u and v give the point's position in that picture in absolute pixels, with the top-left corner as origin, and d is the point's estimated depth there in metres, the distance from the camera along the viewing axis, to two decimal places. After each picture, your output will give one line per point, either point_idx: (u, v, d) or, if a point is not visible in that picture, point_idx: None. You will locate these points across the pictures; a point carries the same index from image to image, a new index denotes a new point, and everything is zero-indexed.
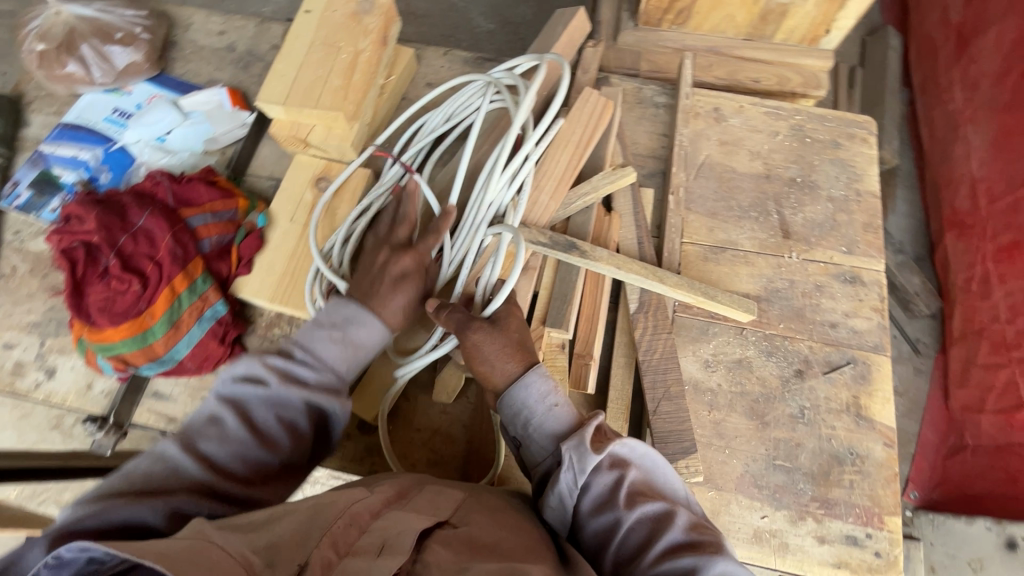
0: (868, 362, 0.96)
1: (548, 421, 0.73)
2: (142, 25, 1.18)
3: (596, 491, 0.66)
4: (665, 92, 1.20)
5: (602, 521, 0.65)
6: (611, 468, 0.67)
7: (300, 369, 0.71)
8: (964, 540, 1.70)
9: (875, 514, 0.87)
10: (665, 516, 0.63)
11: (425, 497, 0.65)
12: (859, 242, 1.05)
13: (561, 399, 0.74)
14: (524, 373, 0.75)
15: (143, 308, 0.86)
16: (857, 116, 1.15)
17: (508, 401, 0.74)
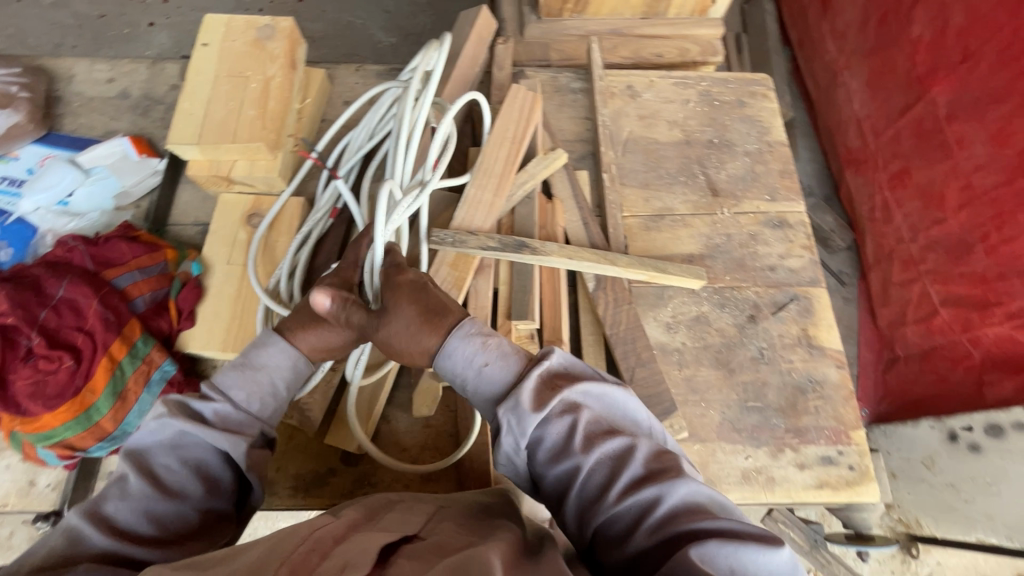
0: (809, 296, 1.04)
1: (490, 372, 0.64)
2: (19, 83, 1.08)
3: (549, 442, 0.60)
4: (580, 77, 1.24)
5: (559, 472, 0.59)
6: (560, 414, 0.60)
7: (205, 407, 0.64)
8: (911, 441, 1.84)
9: (842, 431, 0.94)
10: (622, 451, 0.58)
11: (394, 515, 0.64)
12: (779, 189, 1.13)
13: (502, 345, 0.65)
14: (455, 324, 0.65)
15: (80, 384, 0.79)
16: (754, 75, 1.24)
17: (444, 358, 0.65)
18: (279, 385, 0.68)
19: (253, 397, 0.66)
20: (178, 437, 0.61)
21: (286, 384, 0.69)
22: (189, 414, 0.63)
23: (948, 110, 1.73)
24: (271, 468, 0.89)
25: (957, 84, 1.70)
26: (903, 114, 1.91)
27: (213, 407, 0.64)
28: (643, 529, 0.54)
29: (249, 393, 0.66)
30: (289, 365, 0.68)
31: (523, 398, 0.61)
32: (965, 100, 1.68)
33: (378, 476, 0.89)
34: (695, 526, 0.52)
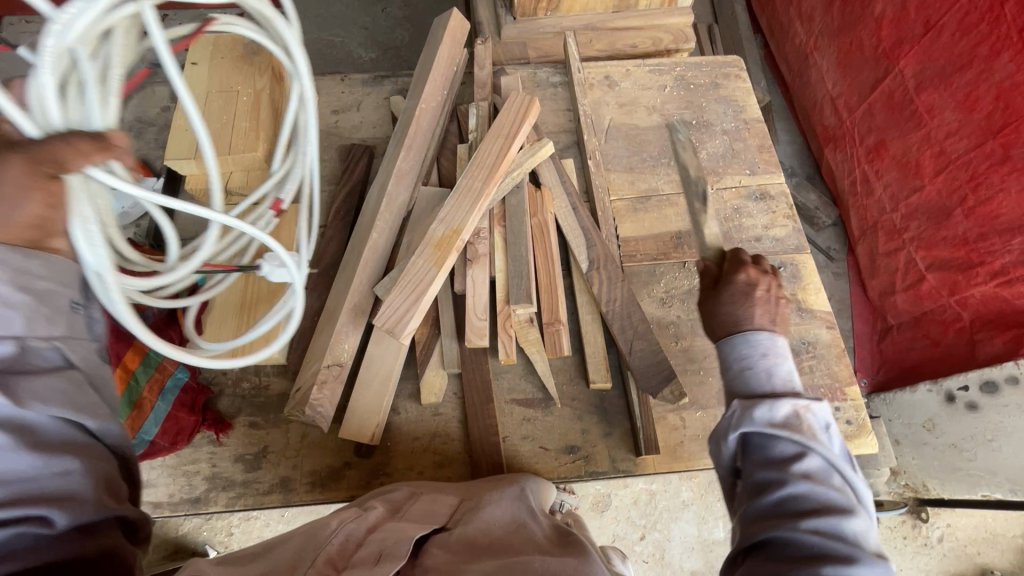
0: (795, 263, 1.08)
1: (749, 374, 0.63)
2: None
3: (774, 452, 0.58)
4: (559, 72, 1.28)
5: (762, 480, 0.57)
6: (794, 438, 0.57)
7: None
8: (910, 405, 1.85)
9: (836, 388, 0.97)
10: (839, 505, 0.54)
11: (420, 508, 0.70)
12: (758, 163, 1.17)
13: (790, 368, 0.63)
14: (753, 331, 0.66)
15: None
16: (725, 57, 1.29)
17: (721, 348, 0.67)
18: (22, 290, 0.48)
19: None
20: None
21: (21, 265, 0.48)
22: None
23: (916, 81, 1.79)
24: (288, 466, 0.91)
25: (923, 56, 1.76)
26: (874, 89, 1.96)
27: None
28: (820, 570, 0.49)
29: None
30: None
31: (767, 403, 0.60)
32: (931, 70, 1.74)
33: (393, 466, 0.92)
34: None
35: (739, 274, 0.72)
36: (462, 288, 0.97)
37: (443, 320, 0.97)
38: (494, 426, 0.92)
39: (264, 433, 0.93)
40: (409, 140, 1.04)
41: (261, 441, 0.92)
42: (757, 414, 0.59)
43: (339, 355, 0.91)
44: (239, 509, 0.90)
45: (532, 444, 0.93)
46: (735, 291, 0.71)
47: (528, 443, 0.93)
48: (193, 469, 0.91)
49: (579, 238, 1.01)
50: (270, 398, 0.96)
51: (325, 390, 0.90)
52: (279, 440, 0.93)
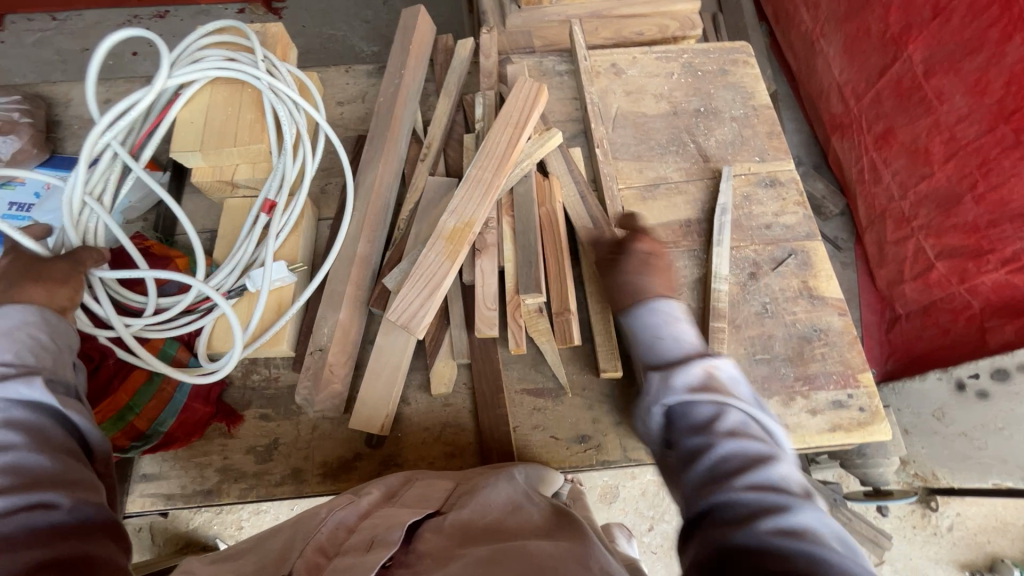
0: (806, 250, 1.07)
1: (657, 348, 0.69)
2: (19, 109, 1.09)
3: (695, 417, 0.61)
4: (565, 60, 1.26)
5: (691, 445, 0.59)
6: (711, 400, 0.61)
7: None
8: (919, 394, 1.83)
9: (849, 374, 0.96)
10: (762, 454, 0.56)
11: (415, 493, 0.71)
12: (768, 150, 1.16)
13: (687, 331, 0.70)
14: (650, 302, 0.73)
15: (117, 386, 0.86)
16: (733, 43, 1.27)
17: (628, 324, 0.73)
18: (36, 332, 0.61)
19: (20, 350, 0.59)
20: None
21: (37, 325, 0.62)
22: None
23: (924, 67, 1.77)
24: (299, 457, 0.91)
25: (932, 40, 1.73)
26: (882, 76, 1.94)
27: None
28: (755, 523, 0.51)
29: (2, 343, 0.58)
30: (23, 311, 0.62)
31: (681, 372, 0.64)
32: (940, 54, 1.71)
33: (403, 456, 0.92)
34: (823, 559, 0.47)
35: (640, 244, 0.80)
36: (470, 278, 0.96)
37: (452, 310, 0.97)
38: (504, 415, 0.92)
39: (275, 425, 0.93)
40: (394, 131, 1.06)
41: (272, 432, 0.93)
42: (674, 382, 0.63)
43: (320, 341, 0.92)
44: (250, 500, 0.90)
45: (542, 433, 0.93)
46: (636, 261, 0.78)
47: (538, 432, 0.93)
48: (204, 461, 0.91)
49: (587, 227, 1.00)
50: (280, 390, 0.96)
51: (322, 380, 0.88)
52: (290, 432, 0.93)
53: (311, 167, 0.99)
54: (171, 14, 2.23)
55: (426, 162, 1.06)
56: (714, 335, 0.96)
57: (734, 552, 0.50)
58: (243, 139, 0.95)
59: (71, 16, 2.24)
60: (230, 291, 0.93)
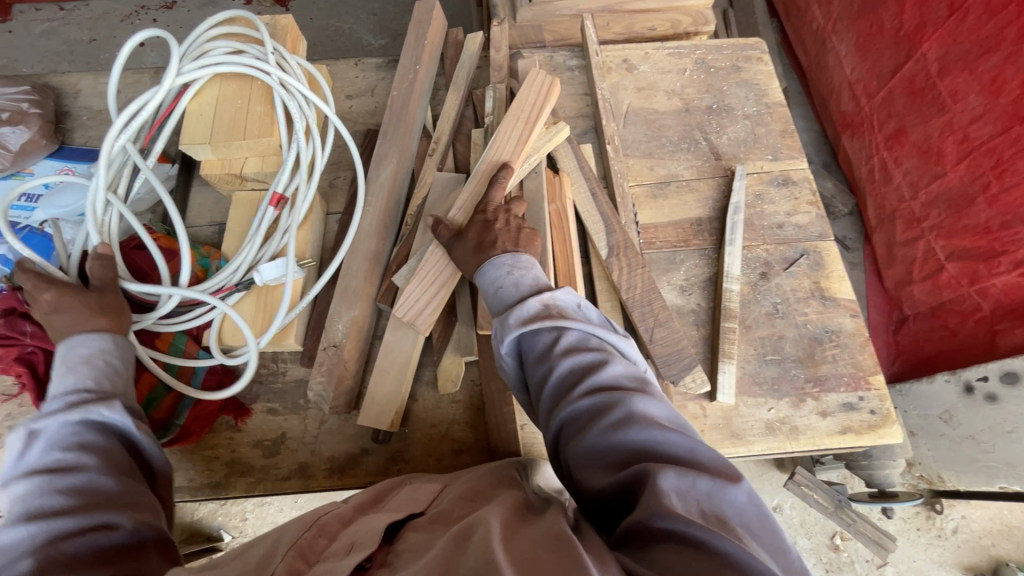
0: (819, 250, 1.05)
1: (501, 298, 0.74)
2: (28, 100, 1.08)
3: (538, 348, 0.66)
4: (576, 54, 1.25)
5: (540, 373, 0.64)
6: (547, 329, 0.66)
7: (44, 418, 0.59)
8: (925, 396, 1.81)
9: (860, 377, 0.95)
10: (598, 362, 0.61)
11: (403, 496, 0.68)
12: (781, 148, 1.15)
13: (529, 275, 0.75)
14: (495, 257, 0.79)
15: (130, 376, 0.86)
16: (747, 39, 1.26)
17: (478, 282, 0.78)
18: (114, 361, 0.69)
19: (98, 375, 0.66)
20: (36, 447, 0.57)
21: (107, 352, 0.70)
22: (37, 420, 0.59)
23: (939, 65, 1.75)
24: (306, 451, 0.91)
25: (946, 39, 1.71)
26: (895, 74, 1.92)
27: (52, 404, 0.61)
28: (598, 422, 0.54)
29: (82, 371, 0.65)
30: (99, 340, 0.70)
31: (517, 310, 0.69)
32: (954, 53, 1.69)
33: (410, 453, 0.92)
34: (654, 442, 0.50)
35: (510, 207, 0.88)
36: None
37: (460, 307, 0.96)
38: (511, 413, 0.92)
39: (282, 419, 0.93)
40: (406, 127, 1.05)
41: (279, 426, 0.92)
42: (516, 321, 0.68)
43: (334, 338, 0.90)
44: (257, 494, 0.90)
45: None
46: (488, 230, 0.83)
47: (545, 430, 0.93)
48: (212, 455, 0.91)
49: (598, 224, 0.99)
50: (287, 385, 0.95)
51: (326, 375, 0.89)
52: (297, 426, 0.93)
53: (322, 159, 0.98)
54: (178, 5, 2.22)
55: (435, 157, 1.05)
56: (724, 336, 0.95)
57: (584, 457, 0.53)
58: (253, 131, 0.95)
59: (78, 6, 2.23)
60: (237, 282, 0.92)
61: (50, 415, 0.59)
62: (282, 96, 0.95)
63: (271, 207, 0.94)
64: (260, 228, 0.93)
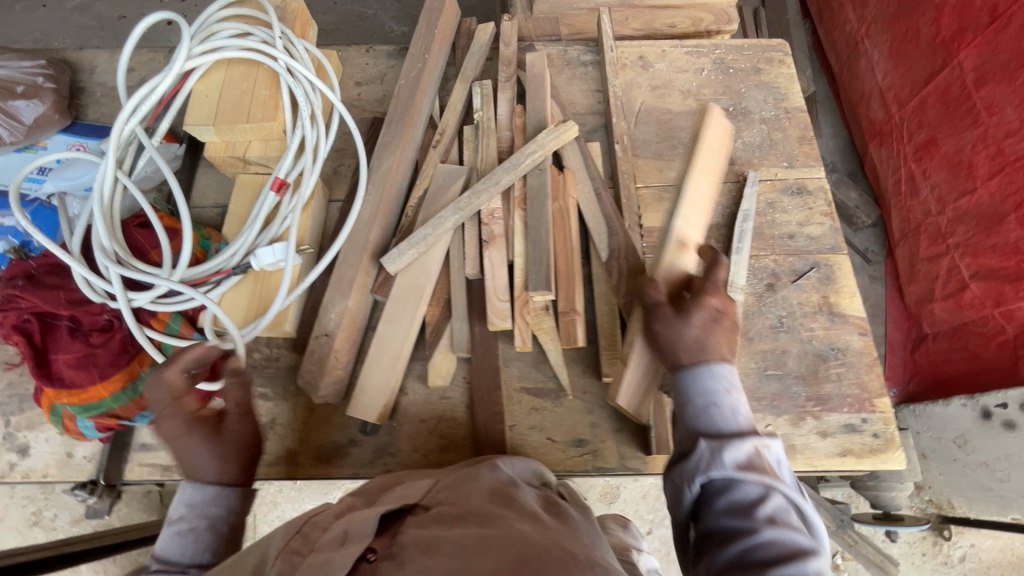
0: (830, 263, 1.02)
1: (705, 419, 0.67)
2: (44, 74, 1.10)
3: (738, 495, 0.61)
4: (590, 50, 1.22)
5: (733, 526, 0.59)
6: (750, 481, 0.61)
7: None
8: (941, 419, 1.78)
9: (865, 398, 0.92)
10: (801, 550, 0.57)
11: (396, 494, 0.69)
12: (797, 155, 1.11)
13: (741, 400, 0.67)
14: (714, 362, 0.69)
15: (132, 354, 0.86)
16: (770, 41, 1.22)
17: (686, 383, 0.69)
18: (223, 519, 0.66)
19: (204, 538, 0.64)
20: None
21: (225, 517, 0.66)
22: None
23: (975, 75, 1.67)
24: (294, 439, 0.91)
25: (985, 47, 1.63)
26: (928, 82, 1.84)
27: None
28: None
29: (199, 538, 0.64)
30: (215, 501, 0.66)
31: (732, 445, 0.63)
32: (993, 63, 1.61)
33: (397, 446, 0.91)
34: None
35: (714, 296, 0.74)
36: (475, 272, 0.95)
37: (455, 302, 0.95)
38: (500, 412, 0.90)
39: (272, 405, 0.93)
40: (415, 116, 1.04)
41: (269, 412, 0.92)
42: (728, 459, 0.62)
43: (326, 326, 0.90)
44: None
45: (541, 436, 0.91)
46: (702, 319, 0.72)
47: (535, 432, 0.91)
48: None
49: (602, 226, 0.97)
50: (280, 370, 0.95)
51: (315, 363, 0.89)
52: (287, 413, 0.93)
53: (325, 146, 0.97)
54: None
55: (438, 148, 1.04)
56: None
57: None
58: (257, 115, 0.94)
59: None
60: (234, 266, 0.92)
61: None
62: (288, 81, 0.94)
63: (274, 191, 0.93)
64: (261, 212, 0.92)
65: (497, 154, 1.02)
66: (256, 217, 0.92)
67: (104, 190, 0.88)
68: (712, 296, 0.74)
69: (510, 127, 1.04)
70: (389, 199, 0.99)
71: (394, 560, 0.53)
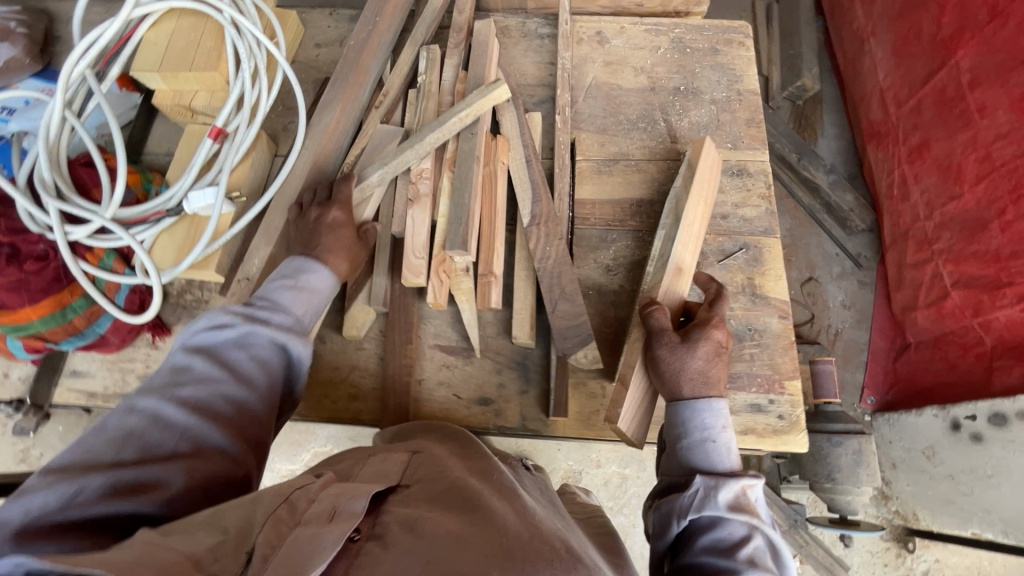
0: (760, 245, 1.01)
1: (700, 453, 0.72)
2: (18, 20, 1.15)
3: (721, 533, 0.65)
4: (549, 23, 1.22)
5: (711, 561, 0.63)
6: (737, 522, 0.65)
7: (264, 314, 0.70)
8: (912, 429, 1.69)
9: (775, 380, 0.91)
10: None
11: (371, 469, 0.64)
12: (743, 137, 1.10)
13: (734, 442, 0.73)
14: (709, 397, 0.74)
15: (64, 284, 0.90)
16: (731, 22, 1.19)
17: (684, 414, 0.73)
18: (322, 300, 0.79)
19: (301, 305, 0.75)
20: (236, 334, 0.66)
21: (324, 303, 0.81)
22: (252, 317, 0.69)
23: (970, 76, 1.54)
24: None
25: (982, 47, 1.50)
26: (925, 82, 1.69)
27: (273, 313, 0.71)
28: None
29: (301, 297, 0.76)
30: (330, 283, 0.81)
31: (725, 483, 0.67)
32: (989, 63, 1.48)
33: (309, 391, 0.95)
34: None
35: (716, 330, 0.77)
36: (399, 229, 0.96)
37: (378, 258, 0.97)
38: (408, 365, 0.94)
39: None
40: (359, 76, 1.05)
41: None
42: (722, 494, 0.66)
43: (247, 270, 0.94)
44: None
45: (448, 391, 0.94)
46: (705, 352, 0.76)
47: (442, 388, 0.94)
48: (129, 368, 0.98)
49: (526, 191, 0.97)
50: (208, 313, 1.00)
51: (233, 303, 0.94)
52: None
53: (266, 100, 0.99)
54: None
55: (381, 108, 1.05)
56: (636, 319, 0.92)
57: None
58: (200, 65, 0.98)
59: None
60: (169, 209, 0.95)
61: (265, 322, 0.69)
62: (231, 32, 0.97)
63: (212, 139, 0.95)
64: (198, 159, 0.95)
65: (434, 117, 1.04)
66: (193, 164, 0.95)
67: (47, 126, 0.92)
68: (716, 330, 0.78)
69: (452, 92, 1.06)
70: (324, 155, 1.01)
71: (380, 539, 0.49)
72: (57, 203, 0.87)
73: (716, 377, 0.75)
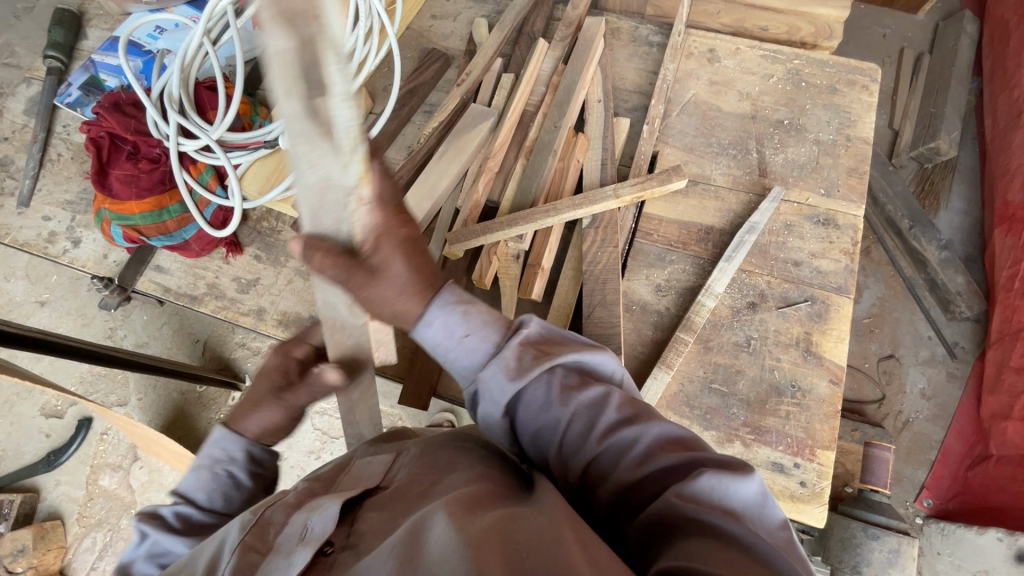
0: (828, 302, 0.94)
1: (463, 353, 0.58)
2: None
3: (531, 401, 0.57)
4: (661, 32, 1.19)
5: (546, 426, 0.57)
6: (530, 379, 0.56)
7: (180, 508, 0.65)
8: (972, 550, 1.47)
9: (806, 445, 0.87)
10: (602, 398, 0.56)
11: (354, 469, 0.62)
12: (839, 186, 1.02)
13: (477, 315, 0.57)
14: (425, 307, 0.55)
15: (166, 189, 1.02)
16: (860, 62, 1.10)
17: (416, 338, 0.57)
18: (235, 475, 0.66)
19: (214, 494, 0.66)
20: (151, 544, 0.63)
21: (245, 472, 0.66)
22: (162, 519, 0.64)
23: None
24: (267, 299, 1.06)
25: None
26: None
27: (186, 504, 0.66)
28: (628, 468, 0.53)
29: (204, 480, 0.65)
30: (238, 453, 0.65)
31: (507, 366, 0.56)
32: None
33: None
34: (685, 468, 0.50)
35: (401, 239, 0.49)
36: (462, 204, 0.99)
37: (437, 228, 1.00)
38: None
39: (261, 267, 1.08)
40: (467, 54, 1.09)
41: (256, 272, 1.08)
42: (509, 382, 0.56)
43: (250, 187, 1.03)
44: (220, 318, 1.07)
45: None
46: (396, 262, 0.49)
47: None
48: (202, 274, 1.08)
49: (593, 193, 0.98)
50: (278, 242, 1.09)
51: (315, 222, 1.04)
52: (270, 278, 1.08)
53: (371, 61, 1.04)
54: None
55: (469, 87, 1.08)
56: (673, 345, 0.91)
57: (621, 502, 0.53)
58: None
59: None
60: (267, 140, 1.03)
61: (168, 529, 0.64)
62: None
63: None
64: None
65: (525, 105, 1.05)
66: None
67: (187, 47, 1.02)
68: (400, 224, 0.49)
69: (546, 83, 1.06)
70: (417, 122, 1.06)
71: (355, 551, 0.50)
72: (177, 117, 0.97)
73: (428, 277, 0.53)
